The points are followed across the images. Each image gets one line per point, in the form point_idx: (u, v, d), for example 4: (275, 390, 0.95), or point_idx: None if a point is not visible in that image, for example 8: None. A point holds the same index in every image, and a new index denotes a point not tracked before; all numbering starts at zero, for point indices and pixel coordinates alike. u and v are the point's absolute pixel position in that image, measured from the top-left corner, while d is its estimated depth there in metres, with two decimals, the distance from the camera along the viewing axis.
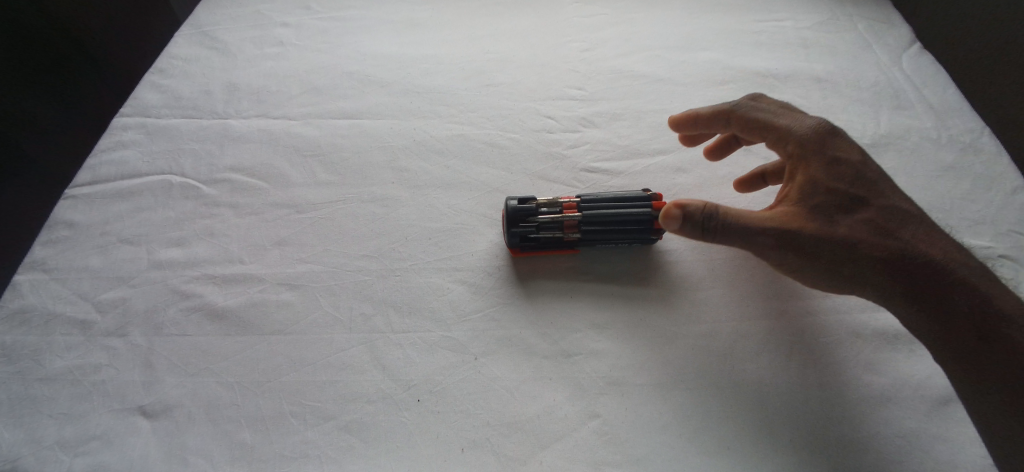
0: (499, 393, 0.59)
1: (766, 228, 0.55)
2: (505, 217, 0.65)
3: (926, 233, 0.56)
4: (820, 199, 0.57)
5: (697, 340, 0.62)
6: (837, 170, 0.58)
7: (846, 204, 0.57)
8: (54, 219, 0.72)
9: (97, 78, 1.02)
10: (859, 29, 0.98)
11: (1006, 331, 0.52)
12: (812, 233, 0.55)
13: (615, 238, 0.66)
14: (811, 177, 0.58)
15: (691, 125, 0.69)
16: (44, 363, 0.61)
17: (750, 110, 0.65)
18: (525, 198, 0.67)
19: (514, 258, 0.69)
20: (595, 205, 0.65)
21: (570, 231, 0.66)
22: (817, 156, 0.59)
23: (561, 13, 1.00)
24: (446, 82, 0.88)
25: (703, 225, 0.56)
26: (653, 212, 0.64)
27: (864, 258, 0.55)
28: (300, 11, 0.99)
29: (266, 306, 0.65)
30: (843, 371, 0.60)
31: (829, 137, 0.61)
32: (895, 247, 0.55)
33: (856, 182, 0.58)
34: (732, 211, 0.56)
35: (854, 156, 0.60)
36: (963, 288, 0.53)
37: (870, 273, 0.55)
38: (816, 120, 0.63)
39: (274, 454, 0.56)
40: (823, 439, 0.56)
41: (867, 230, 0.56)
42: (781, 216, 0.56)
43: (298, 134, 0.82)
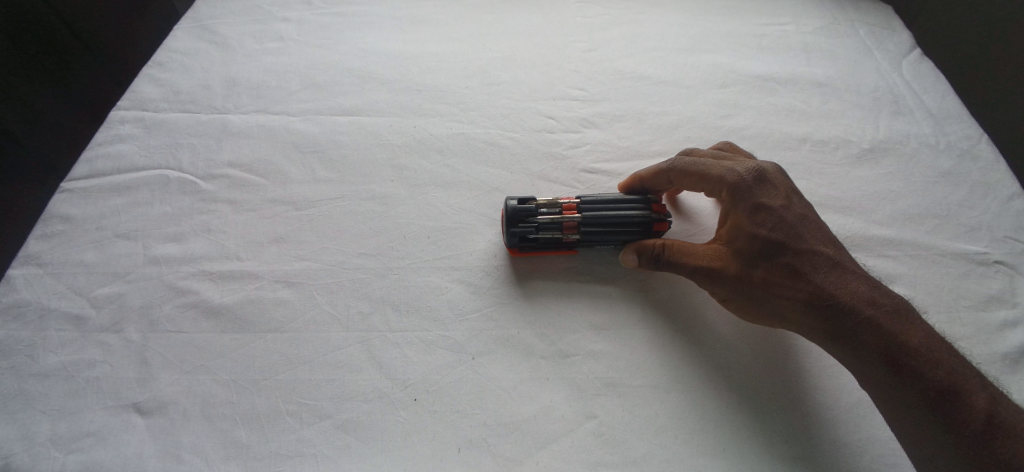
0: (496, 393, 0.58)
1: (694, 268, 0.60)
2: (505, 216, 0.65)
3: (843, 275, 0.57)
4: (740, 243, 0.60)
5: (693, 342, 0.62)
6: (757, 215, 0.60)
7: (763, 248, 0.59)
8: (49, 212, 0.71)
9: (95, 68, 1.00)
10: (859, 34, 0.98)
11: (918, 368, 0.51)
12: (729, 275, 0.59)
13: (614, 240, 0.66)
14: (733, 223, 0.61)
15: (638, 187, 0.69)
16: (38, 359, 0.61)
17: (683, 163, 0.65)
18: (524, 198, 0.67)
19: (513, 258, 0.69)
20: (594, 207, 0.65)
21: (570, 232, 0.65)
22: (740, 201, 0.61)
23: (563, 13, 0.99)
24: (447, 81, 0.88)
25: (656, 258, 0.62)
26: (652, 215, 0.65)
27: (777, 299, 0.58)
28: (301, 6, 0.98)
29: (263, 303, 0.65)
30: (839, 374, 0.60)
31: (757, 181, 0.62)
32: (808, 291, 0.57)
33: (777, 226, 0.59)
34: (675, 248, 0.62)
35: (777, 200, 0.61)
36: (875, 327, 0.53)
37: (786, 313, 0.58)
38: (748, 164, 0.64)
39: (269, 452, 0.55)
40: (818, 442, 0.56)
41: (782, 273, 0.58)
42: (707, 257, 0.60)
43: (297, 130, 0.81)
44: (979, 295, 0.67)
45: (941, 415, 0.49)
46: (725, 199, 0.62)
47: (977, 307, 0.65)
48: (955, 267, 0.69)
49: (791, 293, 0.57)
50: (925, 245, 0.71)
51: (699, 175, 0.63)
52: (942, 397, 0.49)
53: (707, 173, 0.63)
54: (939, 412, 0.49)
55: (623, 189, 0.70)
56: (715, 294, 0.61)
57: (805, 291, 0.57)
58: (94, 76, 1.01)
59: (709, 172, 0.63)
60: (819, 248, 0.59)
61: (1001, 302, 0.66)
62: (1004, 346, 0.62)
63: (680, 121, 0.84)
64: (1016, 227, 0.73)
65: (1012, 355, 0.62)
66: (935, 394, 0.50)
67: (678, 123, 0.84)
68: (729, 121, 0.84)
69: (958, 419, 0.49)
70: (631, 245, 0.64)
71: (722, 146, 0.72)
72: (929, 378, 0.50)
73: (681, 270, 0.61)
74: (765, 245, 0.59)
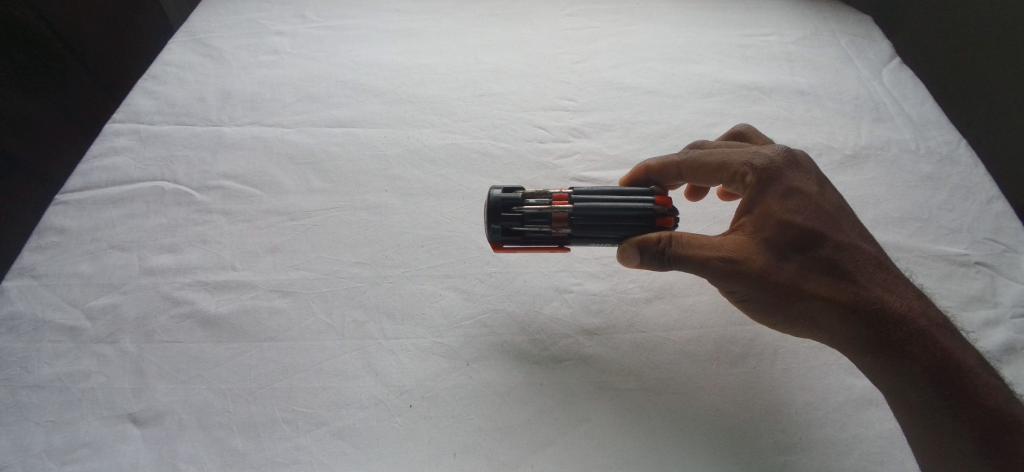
0: (490, 398, 0.59)
1: (716, 260, 0.53)
2: (488, 206, 0.58)
3: (886, 277, 0.55)
4: (774, 233, 0.54)
5: (684, 345, 0.64)
6: (790, 202, 0.56)
7: (802, 240, 0.54)
8: (43, 225, 0.72)
9: (85, 77, 0.99)
10: (840, 44, 1.01)
11: (968, 388, 0.49)
12: (759, 269, 0.53)
13: (610, 236, 0.58)
14: (766, 209, 0.55)
15: (643, 180, 0.65)
16: (32, 370, 0.61)
17: (696, 154, 0.61)
18: (509, 187, 0.60)
19: (496, 253, 0.62)
20: (587, 197, 0.58)
21: (560, 225, 0.58)
22: (773, 186, 0.56)
23: (553, 26, 1.02)
24: (440, 92, 0.90)
25: (660, 254, 0.54)
26: (655, 206, 0.57)
27: (818, 299, 0.53)
28: (296, 20, 1.00)
29: (259, 313, 0.65)
30: (824, 375, 0.61)
31: (788, 165, 0.58)
32: (849, 291, 0.53)
33: (814, 216, 0.55)
34: (685, 240, 0.54)
35: (811, 187, 0.57)
36: (927, 339, 0.51)
37: (824, 316, 0.53)
38: (775, 147, 0.60)
39: (265, 460, 0.55)
40: (806, 441, 0.57)
41: (820, 269, 0.54)
42: (734, 247, 0.54)
43: (292, 142, 0.82)
44: (961, 296, 0.68)
45: (990, 446, 0.47)
46: (754, 185, 0.57)
47: (959, 307, 0.67)
48: (936, 269, 0.71)
49: (834, 293, 0.53)
50: (907, 248, 0.73)
51: (720, 160, 0.59)
52: (999, 422, 0.47)
53: (729, 158, 0.59)
54: (989, 446, 0.47)
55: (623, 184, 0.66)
56: (740, 292, 0.55)
57: (844, 292, 0.53)
58: (84, 87, 0.99)
59: (732, 157, 0.59)
60: (857, 243, 0.56)
61: (982, 302, 0.68)
62: (986, 344, 0.64)
63: (669, 129, 0.86)
64: (995, 229, 0.75)
65: (994, 352, 0.63)
66: (973, 406, 0.48)
67: (666, 132, 0.86)
68: (717, 129, 0.86)
69: (1010, 447, 0.46)
70: (631, 240, 0.56)
71: (739, 131, 0.69)
72: (981, 402, 0.48)
73: (691, 264, 0.53)
74: (801, 236, 0.54)
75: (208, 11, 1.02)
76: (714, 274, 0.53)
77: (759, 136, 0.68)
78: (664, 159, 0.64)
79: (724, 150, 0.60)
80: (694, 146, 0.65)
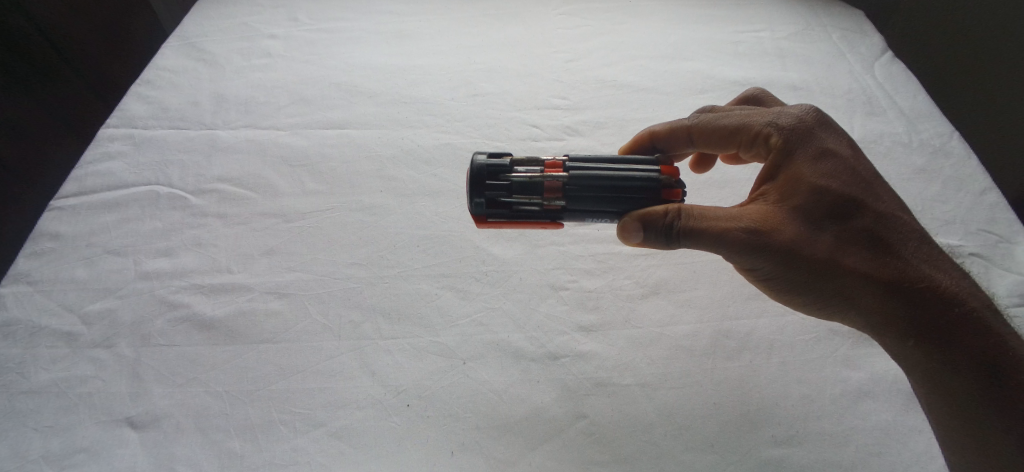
0: (487, 396, 0.59)
1: (737, 231, 0.49)
2: (471, 174, 0.53)
3: (925, 252, 0.52)
4: (803, 201, 0.51)
5: (680, 340, 0.64)
6: (821, 168, 0.52)
7: (835, 209, 0.51)
8: (39, 231, 0.72)
9: (80, 84, 0.98)
10: (832, 38, 1.01)
11: (1014, 370, 0.46)
12: (788, 240, 0.49)
13: (609, 209, 0.54)
14: (794, 175, 0.52)
15: (648, 147, 0.65)
16: (29, 376, 0.61)
17: (708, 120, 0.60)
18: (496, 154, 0.55)
19: (478, 229, 0.57)
20: (584, 166, 0.54)
21: (552, 196, 0.53)
22: (799, 151, 0.53)
23: (546, 25, 1.02)
24: (435, 93, 0.90)
25: (667, 230, 0.50)
26: (661, 177, 0.53)
27: (853, 275, 0.49)
28: (289, 23, 1.01)
29: (255, 315, 0.66)
30: (821, 367, 0.62)
31: (818, 130, 0.55)
32: (886, 265, 0.50)
33: (847, 184, 0.52)
34: (697, 213, 0.50)
35: (843, 154, 0.54)
36: (975, 320, 0.48)
37: (858, 294, 0.50)
38: (799, 107, 0.57)
39: (263, 462, 0.55)
40: (804, 434, 0.57)
41: (855, 242, 0.50)
42: (755, 217, 0.50)
43: (286, 144, 0.82)
44: None
45: None
46: (778, 147, 0.54)
47: None
48: None
49: (870, 267, 0.50)
50: None
51: (736, 125, 0.58)
52: None
53: (746, 122, 0.57)
54: None
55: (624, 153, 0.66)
56: (765, 267, 0.51)
57: (881, 266, 0.50)
58: (78, 91, 0.98)
59: (749, 120, 0.57)
60: (893, 215, 0.52)
61: None
62: None
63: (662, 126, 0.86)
64: (989, 219, 0.76)
65: None
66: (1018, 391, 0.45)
67: None
68: None
69: None
70: (633, 213, 0.52)
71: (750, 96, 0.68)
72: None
73: (708, 236, 0.50)
74: (833, 204, 0.51)
75: (201, 15, 1.02)
76: (735, 247, 0.50)
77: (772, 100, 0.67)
78: (671, 126, 0.63)
79: (740, 115, 0.58)
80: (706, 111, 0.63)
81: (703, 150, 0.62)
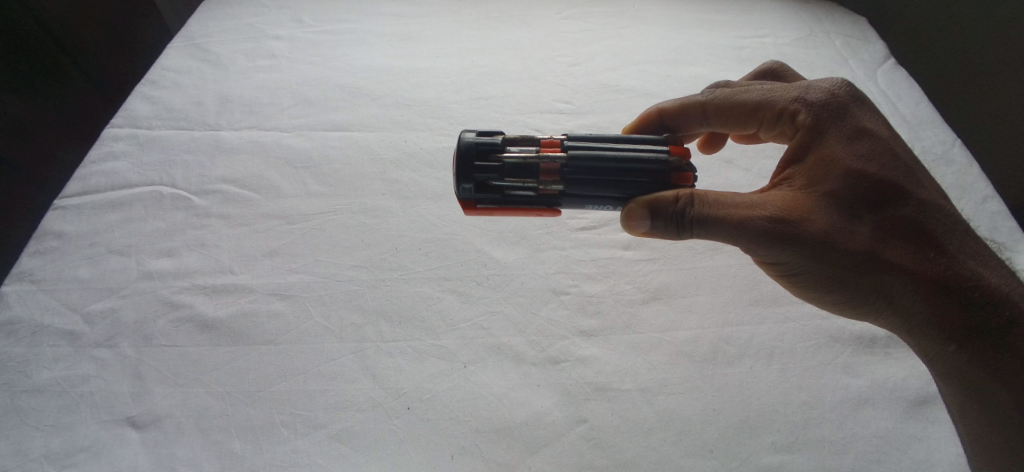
0: (488, 400, 0.59)
1: (761, 220, 0.47)
2: (458, 154, 0.50)
3: (966, 243, 0.49)
4: (835, 186, 0.48)
5: (681, 345, 0.64)
6: (856, 151, 0.49)
7: (869, 196, 0.48)
8: (42, 230, 0.72)
9: (84, 83, 0.99)
10: (835, 45, 1.01)
11: None
12: (820, 229, 0.47)
13: (611, 195, 0.51)
14: (823, 158, 0.50)
15: (656, 125, 0.63)
16: (31, 375, 0.61)
17: (726, 95, 0.58)
18: (486, 132, 0.52)
19: (467, 216, 0.54)
20: (583, 145, 0.50)
21: (548, 179, 0.50)
22: (827, 132, 0.51)
23: (549, 29, 1.03)
24: (438, 95, 0.90)
25: (678, 217, 0.48)
26: (671, 158, 0.49)
27: (887, 269, 0.47)
28: (293, 25, 1.01)
29: (257, 316, 0.66)
30: (821, 374, 0.62)
31: (852, 109, 0.52)
32: (925, 258, 0.47)
33: (883, 169, 0.49)
34: (715, 198, 0.49)
35: (880, 137, 0.51)
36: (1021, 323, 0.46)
37: (893, 288, 0.48)
38: (828, 81, 0.55)
39: (264, 463, 0.56)
40: (804, 441, 0.57)
41: (892, 233, 0.48)
42: (781, 205, 0.48)
43: (289, 146, 0.82)
44: None
45: None
46: (804, 126, 0.52)
47: None
48: None
49: (907, 259, 0.47)
50: None
51: (757, 100, 0.56)
52: None
53: (768, 97, 0.55)
54: None
55: (630, 132, 0.63)
56: (791, 260, 0.49)
57: (919, 259, 0.47)
58: (82, 90, 0.99)
59: (771, 95, 0.55)
60: (936, 204, 0.50)
61: None
62: None
63: None
64: (989, 228, 0.76)
65: None
66: None
67: None
68: None
69: None
70: (638, 200, 0.49)
71: (766, 69, 0.66)
72: None
73: (728, 224, 0.48)
74: (868, 190, 0.48)
75: (206, 15, 1.02)
76: (759, 236, 0.47)
77: (791, 74, 0.66)
78: (682, 103, 0.61)
79: (761, 89, 0.56)
80: (720, 86, 0.61)
81: (717, 127, 0.60)
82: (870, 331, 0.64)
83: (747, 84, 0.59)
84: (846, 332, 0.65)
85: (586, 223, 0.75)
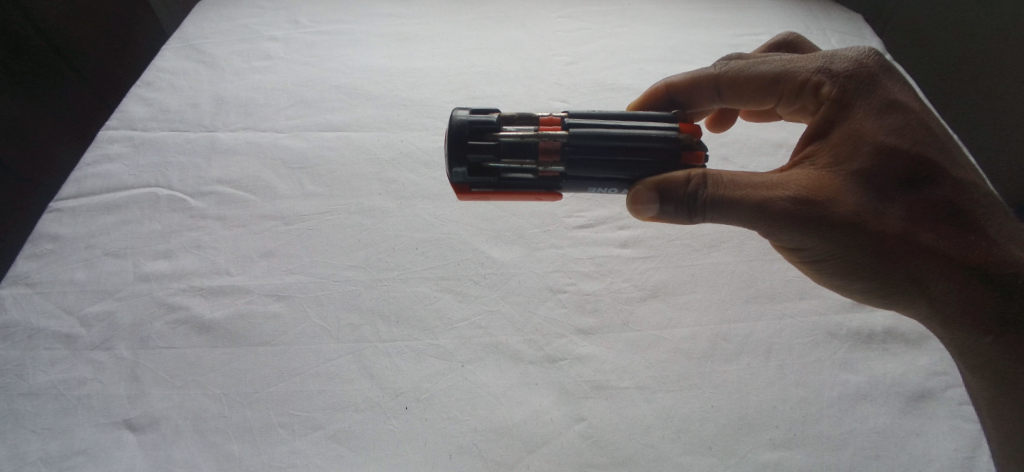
0: (486, 399, 0.59)
1: (784, 201, 0.48)
2: (451, 132, 0.49)
3: (1002, 224, 0.49)
4: (862, 165, 0.48)
5: (678, 343, 0.64)
6: (883, 128, 0.49)
7: (896, 175, 0.48)
8: (38, 232, 0.72)
9: (81, 86, 0.98)
10: (830, 43, 1.00)
11: None
12: (844, 210, 0.47)
13: (615, 176, 0.50)
14: (849, 135, 0.50)
15: (664, 100, 0.65)
16: (27, 378, 0.61)
17: (740, 67, 0.59)
18: (480, 110, 0.51)
19: (460, 200, 0.54)
20: (584, 123, 0.49)
21: (547, 160, 0.49)
22: (852, 106, 0.51)
23: (546, 28, 1.03)
24: (434, 95, 0.90)
25: (691, 201, 0.49)
26: (680, 136, 0.49)
27: (913, 249, 0.47)
28: (289, 25, 1.01)
29: (254, 317, 0.66)
30: (820, 370, 0.62)
31: (881, 84, 0.52)
32: (954, 238, 0.47)
33: (913, 146, 0.49)
34: (734, 180, 0.49)
35: (911, 112, 0.51)
36: None
37: (922, 269, 0.48)
38: (853, 51, 0.55)
39: (262, 464, 0.56)
40: (802, 437, 0.57)
41: (920, 213, 0.48)
42: (803, 185, 0.48)
43: (285, 146, 0.82)
44: None
45: None
46: (829, 99, 0.52)
47: None
48: None
49: (935, 240, 0.47)
50: None
51: (776, 72, 0.56)
52: None
53: (787, 68, 0.56)
54: None
55: (637, 108, 0.65)
56: (813, 243, 0.49)
57: (948, 239, 0.47)
58: (80, 93, 0.98)
59: (791, 66, 0.56)
60: (970, 183, 0.49)
61: None
62: None
63: None
64: None
65: None
66: None
67: None
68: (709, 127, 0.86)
69: None
70: (645, 181, 0.50)
71: (780, 42, 0.70)
72: None
73: (749, 206, 0.48)
74: (896, 169, 0.48)
75: (202, 17, 1.02)
76: (781, 217, 0.48)
77: (805, 46, 0.70)
78: (692, 77, 0.63)
79: (779, 60, 0.57)
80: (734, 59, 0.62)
81: (729, 101, 0.62)
82: (867, 326, 0.64)
83: (763, 56, 0.59)
84: (844, 328, 0.65)
85: (583, 222, 0.75)
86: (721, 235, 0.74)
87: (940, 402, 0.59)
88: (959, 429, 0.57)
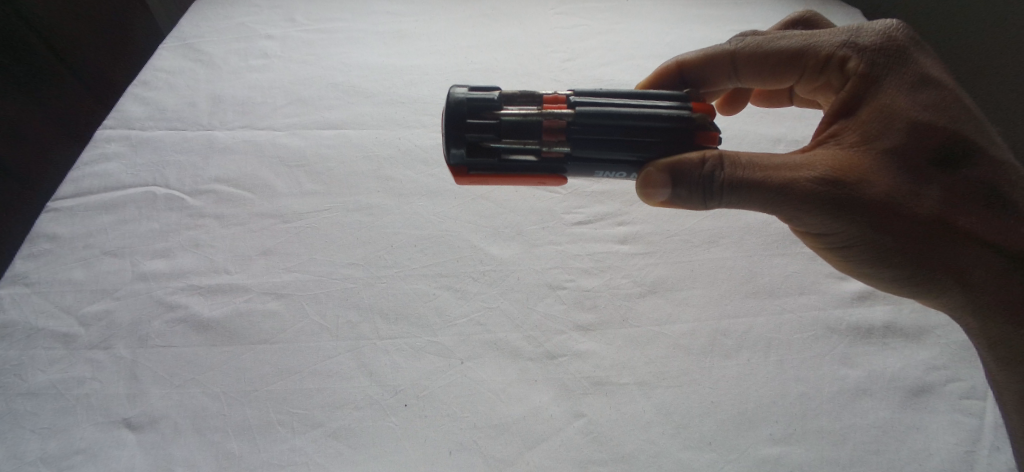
0: (485, 396, 0.59)
1: (811, 180, 0.47)
2: (448, 110, 0.48)
3: None
4: (893, 141, 0.48)
5: (678, 338, 0.64)
6: (912, 104, 0.50)
7: (926, 152, 0.48)
8: (35, 232, 0.72)
9: (76, 86, 0.98)
10: None
11: None
12: (875, 188, 0.47)
13: (621, 158, 0.50)
14: (878, 111, 0.50)
15: (676, 78, 0.66)
16: (26, 378, 0.61)
17: (758, 43, 0.60)
18: (479, 88, 0.50)
19: (458, 184, 0.53)
20: (590, 101, 0.48)
21: (551, 140, 0.49)
22: (880, 82, 0.52)
23: (543, 24, 1.02)
24: (432, 93, 0.90)
25: (711, 183, 0.49)
26: (694, 115, 0.48)
27: (945, 228, 0.47)
28: (286, 24, 1.01)
29: (252, 315, 0.65)
30: (820, 365, 0.62)
31: (909, 60, 0.52)
32: (982, 216, 0.48)
33: (942, 121, 0.49)
34: (756, 162, 0.49)
35: (937, 89, 0.51)
36: None
37: (953, 249, 0.48)
38: (878, 24, 0.56)
39: (261, 462, 0.55)
40: (802, 432, 0.57)
41: (950, 190, 0.48)
42: (831, 164, 0.48)
43: (283, 145, 0.82)
44: None
45: None
46: (856, 73, 0.53)
47: None
48: None
49: (965, 217, 0.47)
50: None
51: (798, 46, 0.58)
52: None
53: (809, 43, 0.57)
54: None
55: (646, 86, 0.65)
56: (840, 228, 0.49)
57: (977, 216, 0.48)
58: (75, 92, 0.98)
59: (813, 40, 0.57)
60: (995, 160, 0.50)
61: None
62: None
63: None
64: None
65: None
66: None
67: None
68: None
69: None
70: (654, 163, 0.49)
71: (796, 18, 0.71)
72: None
73: (773, 187, 0.48)
74: (926, 146, 0.48)
75: (199, 15, 1.02)
76: (809, 196, 0.47)
77: (823, 24, 0.71)
78: (705, 54, 0.64)
79: (799, 35, 0.58)
80: (749, 34, 0.63)
81: (743, 76, 0.63)
82: (867, 321, 0.64)
83: (779, 33, 0.61)
84: (844, 322, 0.64)
85: (582, 218, 0.75)
86: (720, 231, 0.74)
87: (940, 396, 0.59)
88: (959, 423, 0.57)
